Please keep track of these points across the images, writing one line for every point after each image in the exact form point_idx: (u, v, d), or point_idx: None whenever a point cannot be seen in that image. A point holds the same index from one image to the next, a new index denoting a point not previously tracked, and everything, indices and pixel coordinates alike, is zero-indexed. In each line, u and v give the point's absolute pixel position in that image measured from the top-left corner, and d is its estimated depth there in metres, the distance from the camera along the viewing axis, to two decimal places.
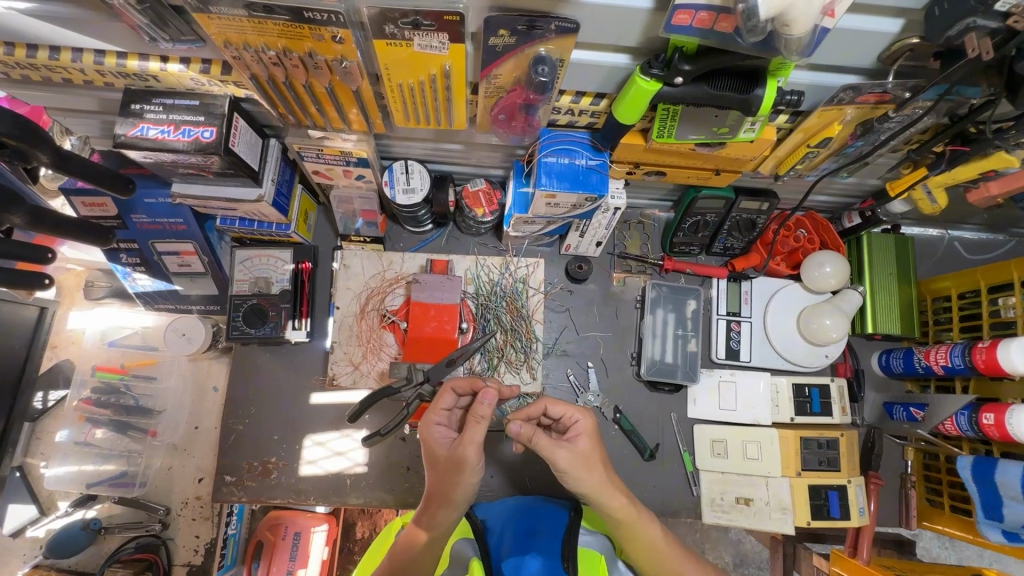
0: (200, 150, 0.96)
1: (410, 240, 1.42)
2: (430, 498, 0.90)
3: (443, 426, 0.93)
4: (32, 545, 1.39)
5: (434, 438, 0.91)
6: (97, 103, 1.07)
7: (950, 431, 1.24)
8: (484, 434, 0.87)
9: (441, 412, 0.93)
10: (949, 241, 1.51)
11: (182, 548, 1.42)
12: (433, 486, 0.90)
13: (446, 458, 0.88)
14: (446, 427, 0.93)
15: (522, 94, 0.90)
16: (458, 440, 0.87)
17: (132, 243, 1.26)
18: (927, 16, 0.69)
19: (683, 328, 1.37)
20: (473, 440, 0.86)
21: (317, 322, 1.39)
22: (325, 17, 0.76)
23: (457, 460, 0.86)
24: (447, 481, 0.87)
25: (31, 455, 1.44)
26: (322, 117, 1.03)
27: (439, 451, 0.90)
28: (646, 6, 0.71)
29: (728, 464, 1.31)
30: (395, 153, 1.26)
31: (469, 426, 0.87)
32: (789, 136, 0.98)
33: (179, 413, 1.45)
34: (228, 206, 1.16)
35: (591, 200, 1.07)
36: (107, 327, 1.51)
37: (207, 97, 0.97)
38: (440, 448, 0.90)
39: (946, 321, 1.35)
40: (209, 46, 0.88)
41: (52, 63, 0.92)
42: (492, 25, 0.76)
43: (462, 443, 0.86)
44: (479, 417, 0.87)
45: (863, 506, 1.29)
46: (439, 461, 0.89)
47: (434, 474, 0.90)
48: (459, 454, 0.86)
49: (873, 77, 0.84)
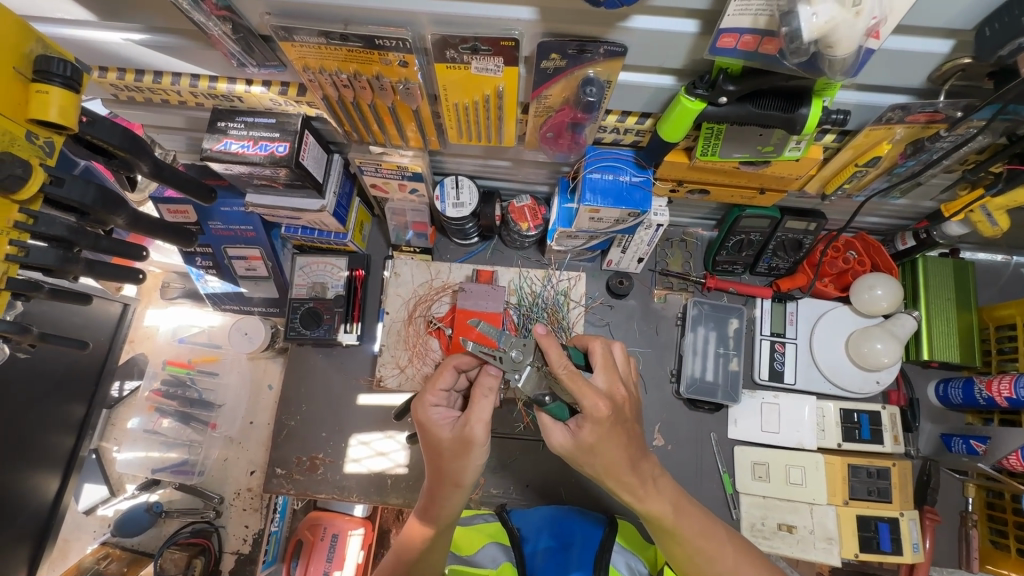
0: (275, 163, 1.06)
1: (456, 251, 1.48)
2: (437, 485, 0.90)
3: (440, 407, 0.94)
4: (101, 523, 1.50)
5: (435, 423, 0.90)
6: (188, 121, 1.20)
7: (1015, 467, 1.15)
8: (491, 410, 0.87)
9: (440, 393, 0.95)
10: (1013, 267, 1.44)
11: (233, 537, 1.49)
12: (441, 470, 0.89)
13: (452, 441, 0.87)
14: (444, 408, 0.94)
15: (570, 113, 0.95)
16: (463, 420, 0.86)
17: (207, 247, 1.38)
18: (978, 35, 0.70)
19: (725, 347, 1.36)
20: (481, 420, 0.86)
21: (367, 326, 1.47)
22: (393, 44, 0.84)
23: (464, 441, 0.86)
24: (456, 465, 0.87)
25: (106, 440, 1.56)
26: (383, 134, 1.11)
27: (443, 435, 0.89)
28: (691, 31, 0.76)
29: (770, 488, 1.28)
30: (447, 169, 1.34)
31: (477, 405, 0.86)
32: (837, 154, 0.98)
33: (237, 407, 1.54)
34: (294, 215, 1.26)
35: (634, 216, 1.10)
36: (178, 326, 1.62)
37: (284, 116, 1.07)
38: (443, 431, 0.89)
39: (1011, 350, 1.28)
40: (289, 71, 0.98)
41: (155, 86, 1.05)
42: (545, 49, 0.81)
43: (469, 423, 0.85)
44: (486, 391, 0.87)
45: (917, 542, 1.24)
46: (446, 445, 0.88)
47: (439, 460, 0.89)
48: (467, 435, 0.85)
49: (923, 97, 0.84)
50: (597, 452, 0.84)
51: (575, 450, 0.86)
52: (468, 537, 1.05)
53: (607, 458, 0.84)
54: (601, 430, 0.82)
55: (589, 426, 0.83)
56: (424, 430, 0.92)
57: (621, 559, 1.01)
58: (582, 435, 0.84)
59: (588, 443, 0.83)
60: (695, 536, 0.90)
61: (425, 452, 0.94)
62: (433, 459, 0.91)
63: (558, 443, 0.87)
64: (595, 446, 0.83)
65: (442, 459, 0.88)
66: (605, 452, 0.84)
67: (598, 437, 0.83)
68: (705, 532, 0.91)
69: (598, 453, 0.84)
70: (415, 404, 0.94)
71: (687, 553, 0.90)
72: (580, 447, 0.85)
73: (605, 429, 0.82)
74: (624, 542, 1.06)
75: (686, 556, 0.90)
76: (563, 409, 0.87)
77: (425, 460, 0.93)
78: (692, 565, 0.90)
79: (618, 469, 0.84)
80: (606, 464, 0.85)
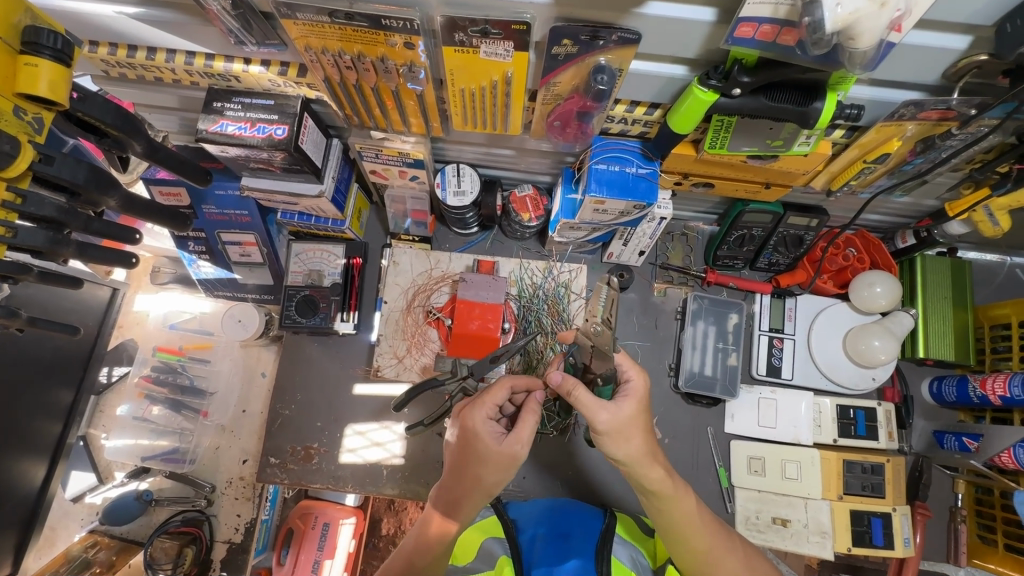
0: (272, 146, 1.02)
1: (455, 241, 1.46)
2: (463, 490, 0.88)
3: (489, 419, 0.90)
4: (89, 510, 1.48)
5: (484, 434, 0.86)
6: (181, 101, 1.16)
7: (1007, 465, 1.18)
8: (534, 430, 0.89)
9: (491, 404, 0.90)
10: (1008, 267, 1.45)
11: (224, 526, 1.47)
12: (475, 476, 0.87)
13: (500, 455, 0.85)
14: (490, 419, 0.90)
15: (579, 101, 0.93)
16: (515, 439, 0.86)
17: (200, 232, 1.34)
18: (998, 32, 0.69)
19: (724, 341, 1.36)
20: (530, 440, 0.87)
21: (364, 315, 1.44)
22: (400, 24, 0.81)
23: (512, 459, 0.86)
24: (496, 479, 0.87)
25: (93, 427, 1.52)
26: (384, 119, 1.09)
27: (491, 447, 0.85)
28: (708, 19, 0.74)
29: (766, 482, 1.29)
30: (448, 156, 1.31)
31: (527, 425, 0.87)
32: (844, 151, 0.98)
33: (229, 395, 1.52)
34: (291, 200, 1.23)
35: (639, 208, 1.09)
36: (169, 312, 1.58)
37: (282, 97, 1.04)
38: (492, 444, 0.85)
39: (1005, 350, 1.29)
40: (290, 50, 0.95)
41: (148, 63, 1.01)
42: (557, 34, 0.79)
43: (519, 442, 0.85)
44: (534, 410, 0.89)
45: (909, 536, 1.25)
46: (493, 459, 0.85)
47: (478, 470, 0.87)
48: (514, 454, 0.85)
49: (937, 94, 0.84)
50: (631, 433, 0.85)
51: (613, 429, 0.83)
52: (462, 544, 1.00)
53: (636, 438, 0.85)
54: (640, 402, 0.86)
55: (629, 401, 0.85)
56: (469, 436, 0.88)
57: (623, 550, 1.00)
58: (622, 410, 0.84)
59: (629, 417, 0.84)
60: (705, 534, 0.91)
61: (457, 454, 0.90)
62: (468, 466, 0.88)
63: (599, 422, 0.82)
64: (632, 420, 0.84)
65: (483, 470, 0.86)
66: (636, 433, 0.85)
67: (636, 410, 0.85)
68: (710, 533, 0.92)
69: (634, 429, 0.85)
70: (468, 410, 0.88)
71: (702, 550, 0.90)
72: (619, 422, 0.83)
73: (639, 406, 0.86)
74: (624, 534, 1.05)
75: (699, 552, 0.90)
76: (608, 391, 0.86)
77: (457, 463, 0.89)
78: (701, 564, 0.90)
79: (644, 457, 0.86)
80: (629, 452, 0.85)
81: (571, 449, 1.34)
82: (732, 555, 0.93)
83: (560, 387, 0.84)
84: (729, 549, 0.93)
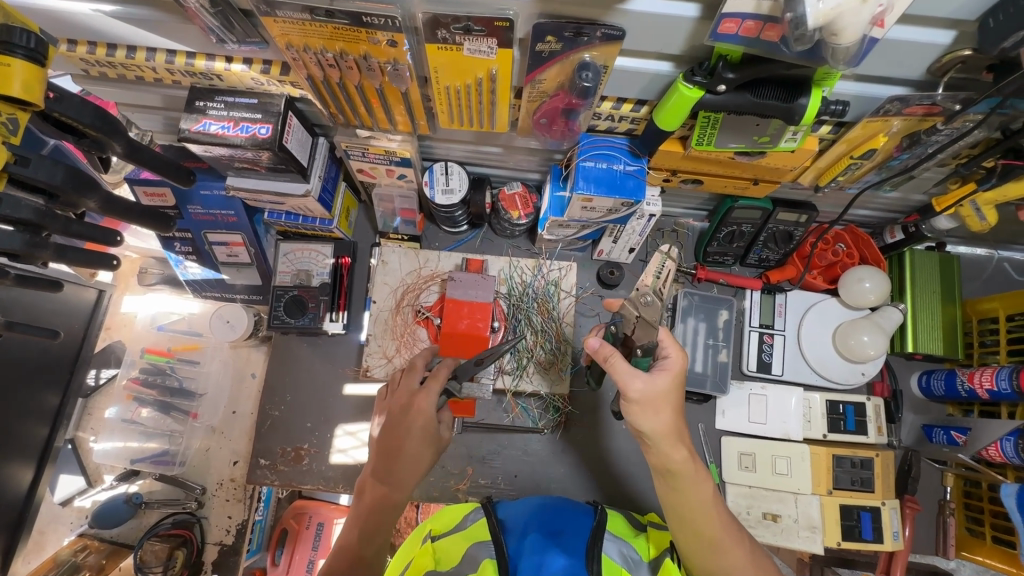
0: (257, 146, 1.01)
1: (445, 239, 1.45)
2: (397, 463, 0.92)
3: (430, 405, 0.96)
4: (78, 514, 1.47)
5: (417, 410, 0.93)
6: (164, 100, 1.14)
7: (994, 458, 1.19)
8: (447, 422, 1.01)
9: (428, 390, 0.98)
10: (997, 261, 1.46)
11: (215, 528, 1.47)
12: (407, 452, 0.92)
13: (429, 431, 0.94)
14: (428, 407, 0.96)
15: (565, 98, 0.92)
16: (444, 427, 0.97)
17: (186, 232, 1.33)
18: (981, 27, 0.69)
19: (714, 338, 1.36)
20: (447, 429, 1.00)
21: (353, 315, 1.44)
22: (382, 21, 0.80)
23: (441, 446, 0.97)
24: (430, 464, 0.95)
25: (82, 429, 1.51)
26: (370, 117, 1.07)
27: (423, 421, 0.93)
28: (692, 15, 0.73)
29: (757, 478, 1.29)
30: (436, 154, 1.30)
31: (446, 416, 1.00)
32: (831, 147, 0.98)
33: (219, 397, 1.50)
34: (277, 200, 1.21)
35: (627, 205, 1.09)
36: (156, 313, 1.55)
37: (266, 96, 1.03)
38: (424, 420, 0.93)
39: (993, 343, 1.30)
40: (271, 48, 0.93)
41: (128, 62, 0.99)
42: (540, 30, 0.78)
43: (445, 430, 0.98)
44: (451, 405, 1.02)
45: (898, 530, 1.26)
46: (424, 433, 0.93)
47: (410, 446, 0.92)
48: (441, 435, 0.97)
49: (922, 90, 0.83)
50: (660, 405, 0.87)
51: (646, 399, 0.87)
52: (446, 550, 0.97)
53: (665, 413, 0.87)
54: (675, 378, 0.89)
55: (665, 374, 0.88)
56: (399, 414, 0.94)
57: (613, 547, 0.99)
58: (657, 381, 0.87)
59: (660, 390, 0.87)
60: (716, 521, 0.89)
61: (387, 432, 0.93)
62: (400, 442, 0.92)
63: (633, 389, 0.86)
64: (665, 395, 0.87)
65: (414, 445, 0.92)
66: (663, 409, 0.87)
67: (669, 384, 0.88)
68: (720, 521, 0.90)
69: (665, 405, 0.87)
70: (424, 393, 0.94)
71: (712, 536, 0.88)
72: (652, 393, 0.87)
73: (674, 382, 0.89)
74: (616, 531, 1.03)
75: (708, 538, 0.88)
76: (646, 362, 0.94)
77: (387, 441, 0.92)
78: (710, 556, 0.88)
79: (669, 436, 0.87)
80: (656, 427, 0.87)
81: (601, 433, 1.37)
82: (740, 543, 0.90)
83: (597, 352, 0.92)
84: (738, 539, 0.90)
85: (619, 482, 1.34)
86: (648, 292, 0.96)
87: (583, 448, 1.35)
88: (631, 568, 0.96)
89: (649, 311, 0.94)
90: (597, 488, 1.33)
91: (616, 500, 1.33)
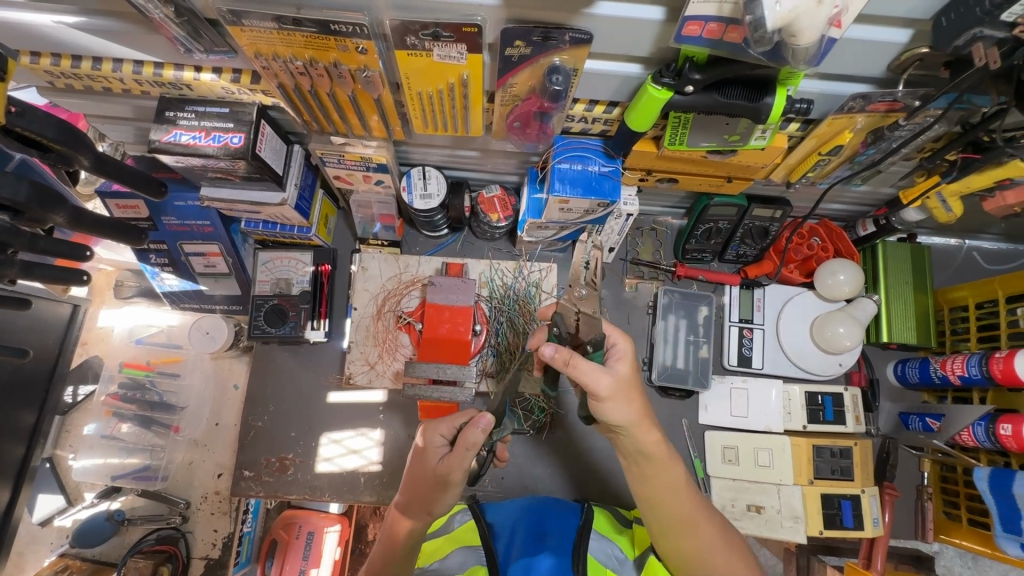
0: (230, 155, 1.00)
1: (426, 244, 1.46)
2: (410, 501, 0.93)
3: (442, 437, 0.95)
4: (59, 534, 1.43)
5: (431, 450, 0.94)
6: (134, 111, 1.12)
7: (967, 442, 1.23)
8: (471, 461, 0.90)
9: (445, 425, 0.96)
10: (966, 250, 1.49)
11: (201, 542, 1.44)
12: (415, 490, 0.93)
13: (436, 474, 0.92)
14: (445, 442, 0.95)
15: (537, 102, 0.93)
16: (448, 462, 0.91)
17: (160, 244, 1.31)
18: (935, 26, 0.71)
19: (694, 334, 1.38)
20: (460, 467, 0.90)
21: (335, 322, 1.43)
22: (350, 29, 0.79)
23: (442, 481, 0.91)
24: (432, 495, 0.92)
25: (59, 448, 1.48)
26: (344, 123, 1.07)
27: (431, 464, 0.92)
28: (656, 18, 0.74)
29: (740, 471, 1.31)
30: (413, 159, 1.30)
31: (462, 452, 0.89)
32: (801, 143, 1.00)
33: (201, 409, 1.47)
34: (253, 209, 1.20)
35: (603, 206, 1.10)
36: (134, 326, 1.54)
37: (237, 105, 1.02)
38: (432, 461, 0.93)
39: (964, 331, 1.34)
40: (240, 57, 0.92)
41: (94, 73, 0.98)
42: (508, 36, 0.79)
43: (450, 469, 0.90)
44: (469, 444, 0.89)
45: (878, 517, 1.28)
46: (429, 475, 0.92)
47: (414, 488, 0.93)
48: (446, 475, 0.91)
49: (883, 86, 0.86)
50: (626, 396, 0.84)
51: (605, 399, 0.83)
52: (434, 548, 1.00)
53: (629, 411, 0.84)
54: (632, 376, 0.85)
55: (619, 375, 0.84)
56: (420, 451, 0.95)
57: (598, 547, 0.99)
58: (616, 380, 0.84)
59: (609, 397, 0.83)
60: (687, 500, 0.88)
61: (410, 466, 0.96)
62: (410, 480, 0.94)
63: (603, 387, 0.81)
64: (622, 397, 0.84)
65: (421, 485, 0.93)
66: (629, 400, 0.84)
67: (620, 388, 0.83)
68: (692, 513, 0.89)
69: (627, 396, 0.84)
70: (428, 421, 0.98)
71: (683, 517, 0.88)
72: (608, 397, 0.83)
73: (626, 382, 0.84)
74: (601, 529, 1.04)
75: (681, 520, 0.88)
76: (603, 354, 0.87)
77: (407, 478, 0.95)
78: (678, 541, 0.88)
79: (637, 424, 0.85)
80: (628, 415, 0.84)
81: (581, 433, 1.37)
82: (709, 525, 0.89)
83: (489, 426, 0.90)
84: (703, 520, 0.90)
85: (604, 480, 1.35)
86: (582, 285, 0.89)
87: (569, 450, 1.36)
88: (616, 566, 0.97)
89: (587, 303, 0.88)
90: (583, 486, 1.34)
91: (601, 499, 1.33)
